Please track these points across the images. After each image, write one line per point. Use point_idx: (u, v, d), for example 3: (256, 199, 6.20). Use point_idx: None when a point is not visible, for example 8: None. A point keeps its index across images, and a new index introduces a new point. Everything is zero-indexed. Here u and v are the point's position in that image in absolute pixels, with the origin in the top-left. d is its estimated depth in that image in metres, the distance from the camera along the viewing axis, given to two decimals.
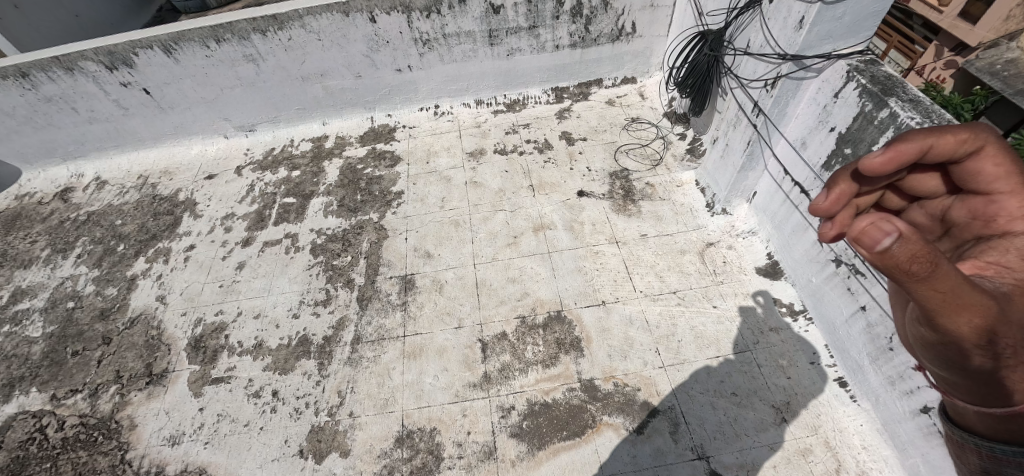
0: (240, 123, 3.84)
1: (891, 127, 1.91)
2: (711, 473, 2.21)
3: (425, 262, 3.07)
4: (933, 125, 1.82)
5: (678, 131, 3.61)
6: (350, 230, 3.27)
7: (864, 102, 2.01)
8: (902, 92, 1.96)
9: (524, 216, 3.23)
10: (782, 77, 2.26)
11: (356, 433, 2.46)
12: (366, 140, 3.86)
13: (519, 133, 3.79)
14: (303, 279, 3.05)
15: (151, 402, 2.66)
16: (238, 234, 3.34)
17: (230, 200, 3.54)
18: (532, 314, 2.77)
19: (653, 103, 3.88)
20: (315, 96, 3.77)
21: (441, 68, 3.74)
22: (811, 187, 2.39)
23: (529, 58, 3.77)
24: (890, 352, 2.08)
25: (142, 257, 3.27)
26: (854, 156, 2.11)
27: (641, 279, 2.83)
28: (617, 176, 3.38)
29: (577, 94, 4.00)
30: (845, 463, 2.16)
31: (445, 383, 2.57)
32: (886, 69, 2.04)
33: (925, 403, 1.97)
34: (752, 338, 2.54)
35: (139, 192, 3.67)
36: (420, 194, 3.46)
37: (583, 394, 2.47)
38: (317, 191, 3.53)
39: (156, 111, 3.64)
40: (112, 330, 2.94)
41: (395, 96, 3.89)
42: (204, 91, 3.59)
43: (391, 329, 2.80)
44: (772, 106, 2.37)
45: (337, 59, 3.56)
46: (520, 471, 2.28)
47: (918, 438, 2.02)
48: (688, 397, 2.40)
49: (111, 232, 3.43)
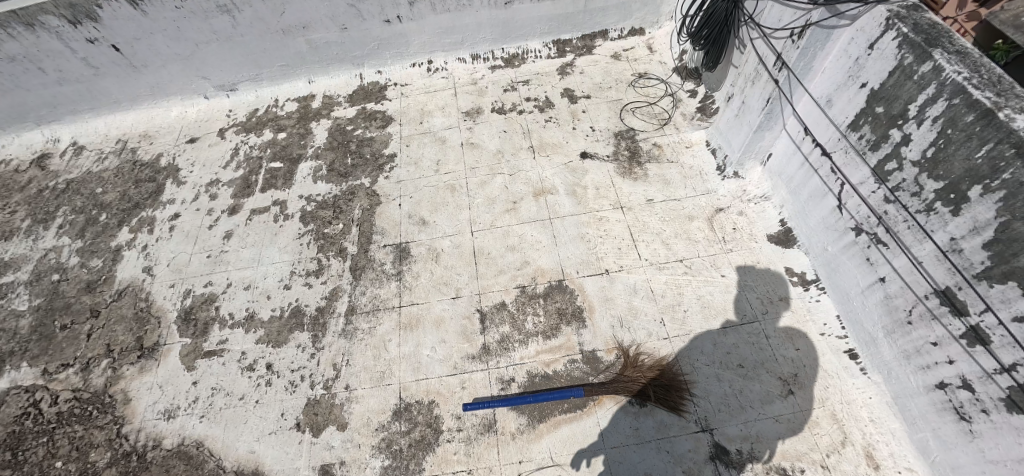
0: (220, 82, 3.60)
1: (933, 83, 1.72)
2: (714, 446, 2.16)
3: (420, 230, 2.94)
4: (982, 81, 1.63)
5: (689, 88, 3.37)
6: (341, 196, 3.12)
7: (904, 54, 1.80)
8: (948, 43, 1.74)
9: (523, 180, 3.07)
10: (811, 25, 2.04)
11: (353, 406, 2.42)
12: (356, 99, 3.63)
13: (518, 90, 3.54)
14: (293, 249, 2.93)
15: (144, 376, 2.60)
16: (223, 202, 3.19)
17: (214, 165, 3.36)
18: (532, 284, 2.66)
19: (662, 56, 3.61)
20: (298, 51, 3.51)
21: (434, 19, 3.46)
22: (832, 149, 2.21)
23: (529, 8, 3.47)
24: (908, 326, 1.98)
25: (125, 227, 3.13)
26: (886, 115, 1.92)
27: (647, 247, 2.70)
28: (622, 136, 3.18)
29: (581, 47, 3.73)
30: (852, 435, 2.11)
31: (443, 355, 2.50)
32: (931, 17, 1.82)
33: (941, 379, 1.88)
34: (760, 308, 2.44)
35: (119, 158, 3.48)
36: (414, 157, 3.27)
37: (584, 366, 2.39)
38: (305, 155, 3.34)
39: (129, 71, 3.39)
40: (100, 303, 2.85)
41: (386, 50, 3.62)
42: (178, 47, 3.33)
43: (386, 299, 2.71)
44: (798, 59, 2.16)
45: (319, 8, 3.28)
46: (520, 444, 2.24)
47: (930, 413, 1.94)
48: (693, 369, 2.33)
49: (92, 201, 3.27)
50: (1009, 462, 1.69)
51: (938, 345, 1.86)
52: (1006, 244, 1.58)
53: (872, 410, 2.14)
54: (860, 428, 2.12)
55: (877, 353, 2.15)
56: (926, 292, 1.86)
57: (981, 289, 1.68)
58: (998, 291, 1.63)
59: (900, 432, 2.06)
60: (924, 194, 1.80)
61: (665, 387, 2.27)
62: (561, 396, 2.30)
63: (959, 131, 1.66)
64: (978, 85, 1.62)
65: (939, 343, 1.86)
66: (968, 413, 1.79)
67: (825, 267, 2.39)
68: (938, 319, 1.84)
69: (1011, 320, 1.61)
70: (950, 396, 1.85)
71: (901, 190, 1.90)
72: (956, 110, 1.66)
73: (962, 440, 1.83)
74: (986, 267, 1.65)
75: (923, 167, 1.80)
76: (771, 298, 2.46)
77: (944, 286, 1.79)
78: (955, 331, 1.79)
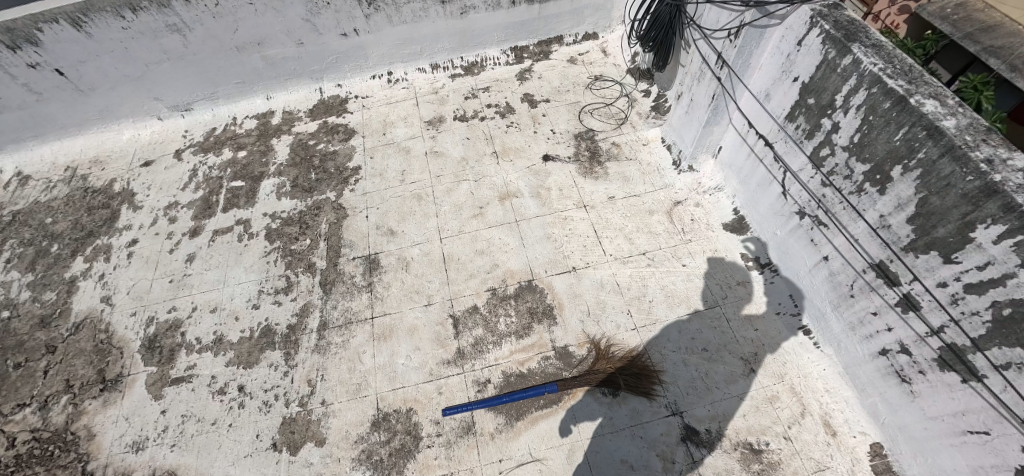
0: (174, 102, 3.52)
1: (854, 74, 1.88)
2: (684, 428, 2.25)
3: (388, 240, 2.95)
4: (896, 71, 1.79)
5: (642, 88, 3.52)
6: (306, 211, 3.10)
7: (828, 49, 1.96)
8: (865, 37, 1.90)
9: (488, 185, 3.13)
10: (746, 25, 2.18)
11: (331, 421, 2.40)
12: (316, 114, 3.61)
13: (479, 97, 3.61)
14: (260, 267, 2.90)
15: (108, 409, 2.52)
16: (184, 224, 3.12)
17: (172, 188, 3.29)
18: (502, 285, 2.71)
19: (616, 59, 3.75)
20: (255, 67, 3.47)
21: (390, 30, 3.48)
22: (774, 139, 2.36)
23: (485, 16, 3.54)
24: (851, 299, 2.13)
25: (80, 257, 3.02)
26: (817, 106, 2.07)
27: (611, 242, 2.80)
28: (582, 137, 3.28)
29: (538, 53, 3.83)
30: (810, 406, 2.25)
31: (418, 363, 2.52)
32: (850, 13, 1.97)
33: (883, 346, 2.03)
34: (720, 293, 2.57)
35: (69, 186, 3.35)
36: (378, 168, 3.29)
37: (557, 362, 2.46)
38: (267, 172, 3.30)
39: (75, 95, 3.27)
40: (56, 338, 2.73)
41: (344, 63, 3.62)
42: (127, 68, 3.23)
43: (359, 311, 2.70)
44: (736, 57, 2.30)
45: (273, 24, 3.26)
46: (499, 443, 2.28)
47: (877, 378, 2.09)
48: (661, 356, 2.43)
49: (42, 232, 3.13)
50: (946, 416, 1.83)
51: (878, 315, 2.01)
52: (926, 218, 1.73)
53: (827, 381, 2.28)
54: (816, 398, 2.26)
55: (827, 327, 2.30)
56: (864, 266, 2.02)
57: (908, 260, 1.83)
58: (923, 261, 1.78)
59: (853, 398, 2.21)
60: (855, 176, 1.96)
61: (635, 376, 2.36)
62: (535, 393, 2.35)
63: (879, 117, 1.81)
64: (892, 75, 1.77)
65: (878, 312, 2.00)
66: (908, 375, 1.94)
67: (776, 250, 2.54)
68: (876, 290, 1.99)
69: (935, 286, 1.75)
70: (892, 361, 1.99)
71: (835, 174, 2.06)
72: (876, 97, 1.81)
73: (906, 400, 1.98)
74: (911, 239, 1.80)
75: (852, 152, 1.96)
76: (729, 283, 2.59)
77: (878, 260, 1.95)
78: (891, 300, 1.94)
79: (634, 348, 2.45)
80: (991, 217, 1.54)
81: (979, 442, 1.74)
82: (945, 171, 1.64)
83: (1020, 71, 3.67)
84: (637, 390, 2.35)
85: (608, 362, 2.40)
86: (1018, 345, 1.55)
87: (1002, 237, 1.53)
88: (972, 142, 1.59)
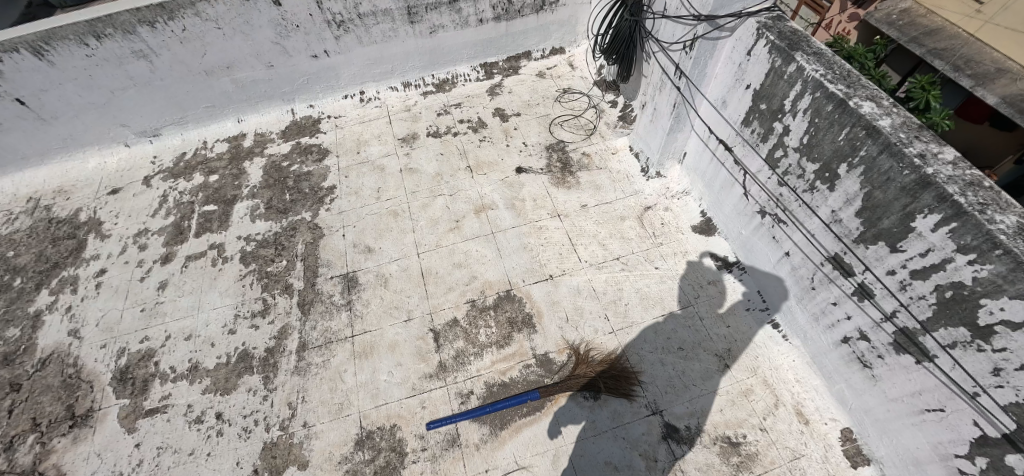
0: (141, 128, 3.48)
1: (799, 80, 2.02)
2: (665, 426, 2.31)
3: (366, 258, 2.96)
4: (836, 76, 1.94)
5: (609, 99, 3.65)
6: (282, 232, 3.09)
7: (775, 58, 2.11)
8: (807, 46, 2.06)
9: (464, 199, 3.18)
10: (699, 38, 2.30)
11: (313, 443, 2.37)
12: (289, 135, 3.62)
13: (451, 114, 3.68)
14: (235, 291, 2.86)
15: (78, 446, 2.43)
16: (155, 252, 3.06)
17: (141, 215, 3.23)
18: (481, 297, 2.75)
19: (583, 72, 3.88)
20: (224, 91, 3.47)
21: (361, 51, 3.53)
22: (733, 144, 2.51)
23: (453, 35, 3.63)
24: (813, 291, 2.24)
25: (45, 290, 2.93)
26: (769, 111, 2.22)
27: (586, 249, 2.87)
28: (553, 149, 3.37)
29: (507, 68, 3.93)
30: (783, 396, 2.33)
31: (400, 378, 2.52)
32: (791, 25, 2.15)
33: (844, 334, 2.13)
34: (692, 293, 2.66)
35: (31, 217, 3.26)
36: (354, 186, 3.30)
37: (538, 369, 2.50)
38: (240, 195, 3.28)
39: (36, 124, 3.19)
40: (21, 375, 2.64)
41: (315, 85, 3.65)
42: (91, 95, 3.18)
43: (338, 330, 2.69)
44: (692, 67, 2.43)
45: (242, 47, 3.27)
46: (484, 454, 2.29)
47: (841, 365, 2.20)
48: (639, 357, 2.49)
49: (3, 266, 3.03)
50: (905, 397, 1.93)
51: (837, 304, 2.12)
52: (872, 211, 1.85)
53: (797, 371, 2.38)
54: (788, 389, 2.35)
55: (794, 319, 2.41)
56: (822, 260, 2.14)
57: (859, 251, 1.95)
58: (872, 251, 1.90)
59: (822, 387, 2.31)
60: (807, 175, 2.10)
61: (615, 378, 2.41)
62: (518, 401, 2.38)
63: (824, 119, 1.95)
64: (832, 80, 1.92)
65: (838, 302, 2.11)
66: (869, 360, 2.04)
67: (742, 249, 2.66)
68: (834, 282, 2.11)
69: (885, 274, 1.87)
70: (853, 348, 2.10)
71: (790, 173, 2.20)
72: (819, 101, 1.95)
73: (869, 385, 2.08)
74: (860, 231, 1.92)
75: (803, 152, 2.10)
76: (701, 283, 2.69)
77: (834, 252, 2.07)
78: (847, 290, 2.06)
79: (612, 351, 2.51)
80: (927, 208, 1.66)
81: (936, 419, 1.84)
82: (885, 166, 1.76)
83: (962, 71, 3.92)
84: (618, 392, 2.40)
85: (588, 367, 2.44)
86: (960, 324, 1.67)
87: (938, 225, 1.65)
88: (906, 139, 1.73)
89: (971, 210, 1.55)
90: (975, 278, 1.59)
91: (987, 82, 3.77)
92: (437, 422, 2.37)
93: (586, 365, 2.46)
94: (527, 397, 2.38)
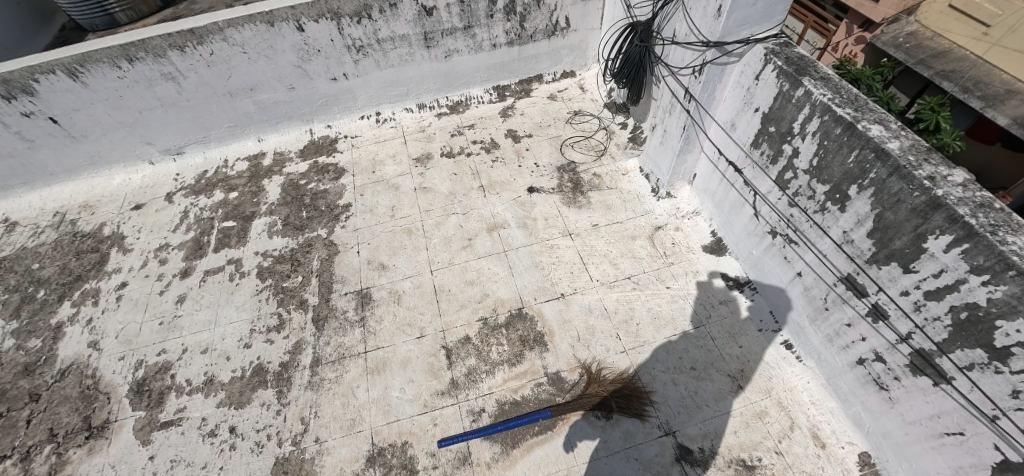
0: (166, 146, 3.60)
1: (807, 104, 2.07)
2: (678, 448, 2.29)
3: (379, 274, 3.00)
4: (844, 100, 1.99)
5: (619, 121, 3.72)
6: (298, 248, 3.15)
7: (782, 83, 2.17)
8: (814, 71, 2.12)
9: (476, 218, 3.23)
10: (708, 63, 2.36)
11: (324, 458, 2.38)
12: (307, 154, 3.73)
13: (464, 134, 3.77)
14: (252, 306, 2.91)
15: (93, 457, 2.46)
16: (175, 265, 3.14)
17: (163, 230, 3.32)
18: (493, 314, 2.77)
19: (593, 95, 3.98)
20: (246, 111, 3.59)
21: (378, 74, 3.65)
22: (742, 165, 2.55)
23: (467, 59, 3.75)
24: (826, 311, 2.24)
25: (68, 302, 3.01)
26: (778, 133, 2.27)
27: (597, 268, 2.90)
28: (564, 170, 3.44)
29: (520, 91, 4.03)
30: (798, 419, 2.31)
31: (412, 395, 2.53)
32: (798, 51, 2.21)
33: (859, 356, 2.13)
34: (704, 314, 2.66)
35: (57, 231, 3.36)
36: (369, 204, 3.38)
37: (550, 388, 2.50)
38: (259, 212, 3.37)
39: (67, 141, 3.31)
40: (40, 385, 2.69)
41: (333, 106, 3.77)
42: (120, 114, 3.31)
43: (351, 346, 2.72)
44: (702, 91, 2.49)
45: (266, 70, 3.40)
46: (496, 473, 2.28)
47: (857, 387, 2.18)
48: (651, 377, 2.49)
49: (28, 278, 3.11)
50: (923, 420, 1.91)
51: (852, 325, 2.13)
52: (883, 232, 1.87)
53: (812, 394, 2.36)
54: (803, 411, 2.33)
55: (807, 340, 2.40)
56: (835, 280, 2.15)
57: (872, 272, 1.96)
58: (886, 272, 1.91)
59: (838, 409, 2.29)
60: (818, 196, 2.13)
61: (627, 397, 2.40)
62: (530, 420, 2.37)
63: (833, 141, 1.99)
64: (839, 104, 1.97)
65: (852, 323, 2.12)
66: (885, 382, 2.03)
67: (753, 269, 2.68)
68: (847, 302, 2.11)
69: (899, 295, 1.88)
70: (869, 369, 2.09)
71: (800, 194, 2.23)
72: (828, 124, 2.00)
73: (885, 407, 2.06)
74: (872, 252, 1.94)
75: (812, 174, 2.13)
76: (712, 303, 2.69)
77: (847, 272, 2.08)
78: (861, 311, 2.06)
79: (623, 372, 2.49)
80: (939, 229, 1.68)
81: (957, 443, 1.81)
82: (895, 188, 1.79)
83: (971, 92, 4.00)
84: (630, 412, 2.38)
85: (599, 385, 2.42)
86: (977, 346, 1.66)
87: (950, 246, 1.66)
88: (916, 162, 1.76)
89: (983, 231, 1.57)
90: (989, 299, 1.59)
91: (997, 103, 3.85)
92: (450, 439, 2.37)
93: (598, 384, 2.45)
94: (538, 416, 2.38)
